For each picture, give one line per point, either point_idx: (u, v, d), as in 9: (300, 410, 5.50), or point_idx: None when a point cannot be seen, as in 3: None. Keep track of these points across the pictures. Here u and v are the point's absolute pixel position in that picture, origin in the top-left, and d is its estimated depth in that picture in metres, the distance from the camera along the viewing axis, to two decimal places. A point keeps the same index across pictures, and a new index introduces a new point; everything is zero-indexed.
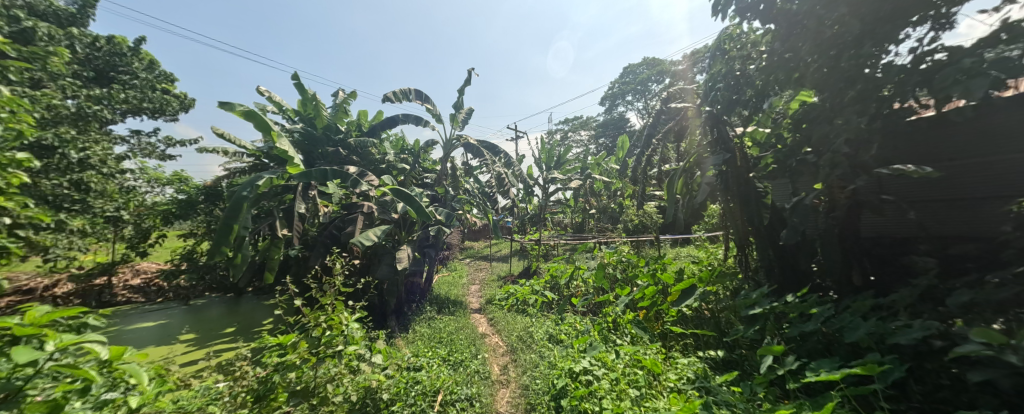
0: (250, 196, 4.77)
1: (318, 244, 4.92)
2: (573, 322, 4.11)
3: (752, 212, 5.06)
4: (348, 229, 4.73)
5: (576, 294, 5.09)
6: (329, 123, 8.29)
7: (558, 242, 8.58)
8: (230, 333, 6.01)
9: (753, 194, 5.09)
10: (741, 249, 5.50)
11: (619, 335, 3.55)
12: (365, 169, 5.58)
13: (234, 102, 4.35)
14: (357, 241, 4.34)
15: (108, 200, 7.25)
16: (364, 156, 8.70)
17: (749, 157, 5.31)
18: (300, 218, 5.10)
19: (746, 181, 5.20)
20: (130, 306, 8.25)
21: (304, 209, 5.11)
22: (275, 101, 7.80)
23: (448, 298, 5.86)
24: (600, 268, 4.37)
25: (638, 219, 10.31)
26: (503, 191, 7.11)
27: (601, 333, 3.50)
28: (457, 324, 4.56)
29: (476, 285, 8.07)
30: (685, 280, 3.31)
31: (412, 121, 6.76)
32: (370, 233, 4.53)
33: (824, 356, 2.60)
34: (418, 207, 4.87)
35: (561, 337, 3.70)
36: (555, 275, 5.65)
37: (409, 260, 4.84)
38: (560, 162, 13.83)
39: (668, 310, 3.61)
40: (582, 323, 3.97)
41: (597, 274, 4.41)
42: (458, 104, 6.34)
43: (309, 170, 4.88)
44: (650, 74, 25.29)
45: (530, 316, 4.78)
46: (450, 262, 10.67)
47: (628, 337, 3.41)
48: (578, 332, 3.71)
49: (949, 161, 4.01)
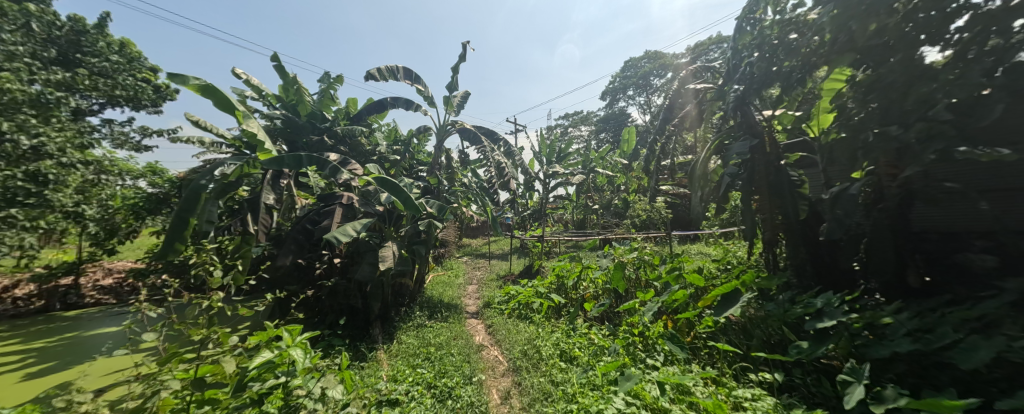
0: (210, 186, 4.14)
1: (287, 240, 4.12)
2: (588, 333, 3.52)
3: (785, 204, 4.44)
4: (323, 223, 4.09)
5: (587, 297, 4.50)
6: (313, 110, 7.68)
7: (563, 238, 7.97)
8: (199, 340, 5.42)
9: (786, 184, 4.48)
10: (769, 246, 4.89)
11: (646, 352, 2.96)
12: (347, 156, 4.98)
13: (187, 74, 3.79)
14: (332, 237, 3.69)
15: (68, 193, 6.51)
16: (352, 146, 8.10)
17: (779, 143, 4.72)
18: (271, 210, 4.48)
19: (778, 169, 4.59)
20: (97, 309, 7.62)
21: (275, 200, 4.50)
22: (253, 85, 7.15)
23: (441, 301, 5.25)
24: (619, 267, 3.77)
25: (645, 214, 9.70)
26: (503, 183, 6.50)
27: (627, 351, 2.91)
28: (449, 334, 3.94)
29: (474, 286, 7.43)
30: (728, 283, 2.75)
31: (402, 105, 6.11)
32: (349, 227, 3.90)
33: (922, 385, 2.01)
34: (406, 198, 4.29)
35: (575, 354, 3.11)
36: (561, 277, 5.08)
37: (396, 258, 4.22)
38: (561, 156, 13.21)
39: (704, 320, 3.01)
40: (598, 335, 3.38)
41: (614, 276, 3.82)
42: (452, 84, 5.73)
43: (281, 157, 4.28)
44: (652, 68, 24.74)
45: (534, 323, 4.19)
46: (446, 260, 10.07)
47: (661, 355, 2.81)
48: (597, 349, 3.12)
49: (1012, 145, 3.34)
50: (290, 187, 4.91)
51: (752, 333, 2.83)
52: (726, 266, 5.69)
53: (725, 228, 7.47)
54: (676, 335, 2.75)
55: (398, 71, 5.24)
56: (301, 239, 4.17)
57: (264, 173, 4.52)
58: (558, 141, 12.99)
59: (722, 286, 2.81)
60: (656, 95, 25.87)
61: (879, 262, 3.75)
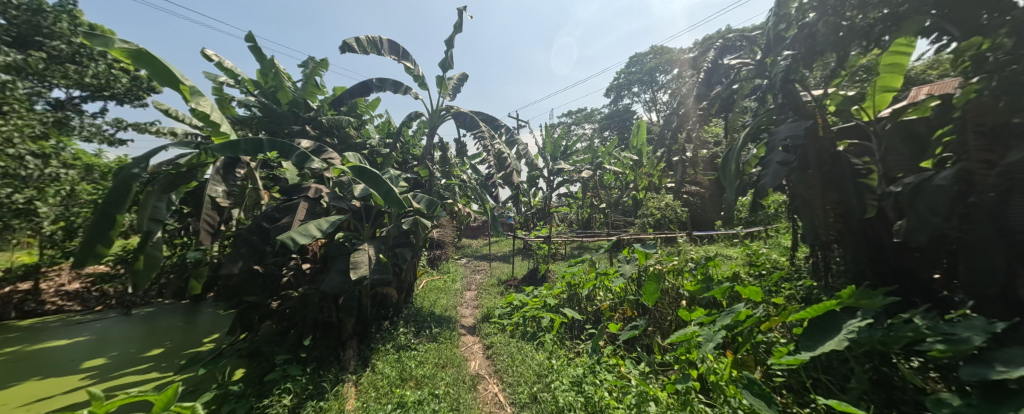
0: (142, 175, 3.42)
1: (239, 242, 3.36)
2: (620, 370, 2.76)
3: (847, 199, 3.63)
4: (281, 221, 3.31)
5: (605, 311, 3.82)
6: (295, 98, 6.94)
7: (570, 239, 7.22)
8: (152, 358, 4.71)
9: (847, 174, 3.68)
10: (817, 249, 4.17)
11: (714, 406, 2.17)
12: (321, 143, 4.25)
13: (110, 36, 3.09)
14: (287, 238, 2.89)
15: (14, 188, 5.80)
16: (340, 139, 7.40)
17: (833, 125, 3.93)
18: (224, 206, 3.70)
19: (834, 157, 3.81)
20: (56, 317, 6.95)
21: (228, 194, 3.72)
22: (225, 68, 6.41)
23: (432, 313, 4.51)
24: (653, 277, 2.98)
25: (659, 213, 8.95)
26: (504, 176, 5.72)
27: (695, 408, 2.11)
28: (435, 362, 3.16)
29: (472, 293, 6.68)
30: (823, 305, 1.98)
31: (389, 87, 5.35)
32: (312, 226, 3.12)
33: None
34: (387, 191, 3.59)
35: (611, 403, 2.32)
36: (573, 286, 4.35)
37: (373, 264, 3.44)
38: (566, 152, 12.44)
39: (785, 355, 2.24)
40: (634, 375, 2.60)
41: (646, 289, 3.03)
42: (446, 60, 4.96)
43: (237, 141, 3.56)
44: (658, 63, 23.88)
45: (542, 347, 3.46)
46: (444, 263, 9.37)
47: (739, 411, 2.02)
48: (641, 398, 2.33)
49: None
50: (254, 179, 4.15)
51: (845, 371, 2.09)
52: (761, 271, 4.96)
53: (752, 228, 6.69)
54: (756, 384, 1.97)
55: (381, 44, 4.48)
56: (256, 241, 3.40)
57: (216, 161, 3.76)
58: (562, 136, 12.22)
59: (809, 309, 2.05)
60: (661, 92, 25.14)
61: (971, 271, 2.92)
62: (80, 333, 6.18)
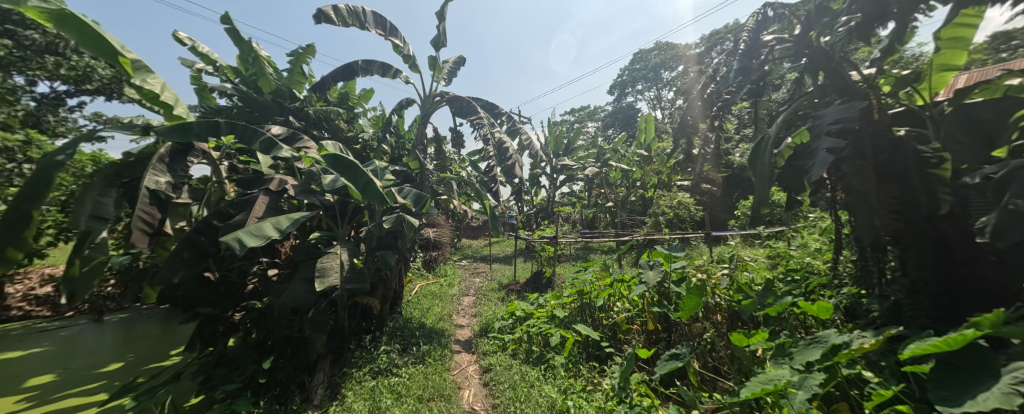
0: (66, 163, 3.58)
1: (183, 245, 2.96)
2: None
3: (913, 193, 3.01)
4: (234, 218, 2.78)
5: (622, 324, 3.34)
6: (279, 87, 6.35)
7: (576, 240, 6.64)
8: (106, 374, 4.17)
9: (913, 162, 3.05)
10: (867, 253, 3.61)
11: None
12: (296, 129, 3.77)
13: None
14: (233, 239, 2.35)
15: None
16: (329, 131, 6.86)
17: (887, 107, 3.36)
18: (167, 199, 3.27)
19: (894, 144, 3.21)
20: (21, 325, 6.42)
21: (172, 186, 3.32)
22: (200, 53, 5.85)
23: (422, 325, 3.98)
24: (694, 290, 2.42)
25: (671, 211, 8.36)
26: (505, 169, 5.15)
27: None
28: (420, 394, 2.65)
29: (470, 298, 6.11)
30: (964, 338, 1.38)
31: (376, 70, 4.80)
32: (268, 225, 2.61)
33: None
34: (364, 183, 3.11)
35: None
36: (586, 295, 3.81)
37: (347, 271, 2.90)
38: (570, 149, 11.87)
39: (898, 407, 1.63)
40: None
41: (683, 304, 2.47)
42: (438, 36, 4.46)
43: (189, 123, 3.06)
44: (663, 59, 23.21)
45: (552, 373, 2.94)
46: (442, 265, 8.85)
47: None
48: None
49: None
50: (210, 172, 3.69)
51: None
52: (793, 277, 4.41)
53: (776, 228, 6.11)
54: None
55: (365, 17, 4.48)
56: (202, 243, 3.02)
57: (162, 147, 3.31)
58: (566, 131, 11.65)
59: (939, 342, 1.49)
60: (666, 90, 24.55)
61: None
62: (42, 343, 5.65)
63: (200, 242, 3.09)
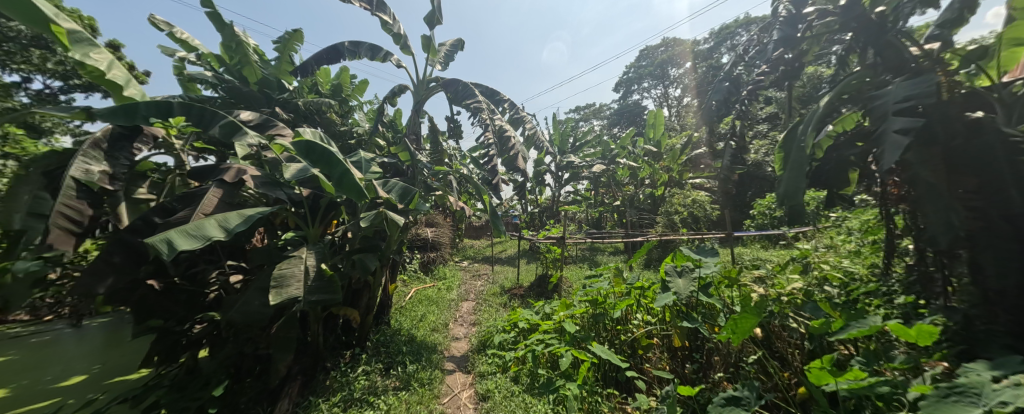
0: None
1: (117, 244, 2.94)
2: None
3: (1003, 185, 2.46)
4: (178, 214, 2.62)
5: (642, 340, 2.92)
6: (266, 76, 5.88)
7: (585, 240, 6.15)
8: (64, 387, 3.78)
9: (998, 148, 2.50)
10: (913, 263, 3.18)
11: None
12: (270, 115, 3.41)
13: None
14: (162, 241, 2.23)
15: None
16: (321, 125, 6.45)
17: (960, 85, 2.85)
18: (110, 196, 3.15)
19: (971, 127, 2.67)
20: None
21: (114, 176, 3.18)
22: (179, 39, 5.44)
23: (410, 342, 3.60)
24: (750, 309, 1.94)
25: (685, 211, 7.87)
26: (508, 163, 4.70)
27: None
28: None
29: (469, 304, 5.66)
30: None
31: (365, 52, 4.37)
32: (212, 223, 2.49)
33: None
34: (339, 177, 2.70)
35: None
36: (600, 304, 3.35)
37: (312, 281, 2.58)
38: (576, 146, 11.41)
39: None
40: None
41: (734, 323, 2.00)
42: (432, 12, 4.00)
43: (136, 104, 2.97)
44: (670, 56, 22.52)
45: (565, 404, 2.51)
46: (441, 266, 8.45)
47: None
48: None
49: None
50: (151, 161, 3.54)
51: None
52: None
53: (802, 229, 5.60)
54: None
55: None
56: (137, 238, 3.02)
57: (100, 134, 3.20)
58: (572, 127, 11.14)
59: None
60: (674, 86, 23.92)
61: None
62: (14, 350, 5.32)
63: (134, 243, 3.01)
